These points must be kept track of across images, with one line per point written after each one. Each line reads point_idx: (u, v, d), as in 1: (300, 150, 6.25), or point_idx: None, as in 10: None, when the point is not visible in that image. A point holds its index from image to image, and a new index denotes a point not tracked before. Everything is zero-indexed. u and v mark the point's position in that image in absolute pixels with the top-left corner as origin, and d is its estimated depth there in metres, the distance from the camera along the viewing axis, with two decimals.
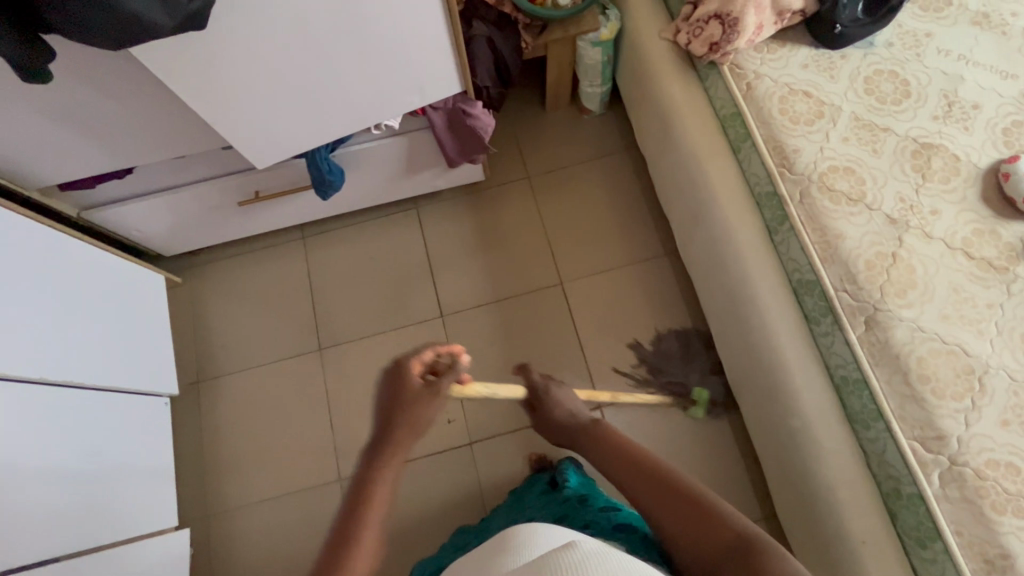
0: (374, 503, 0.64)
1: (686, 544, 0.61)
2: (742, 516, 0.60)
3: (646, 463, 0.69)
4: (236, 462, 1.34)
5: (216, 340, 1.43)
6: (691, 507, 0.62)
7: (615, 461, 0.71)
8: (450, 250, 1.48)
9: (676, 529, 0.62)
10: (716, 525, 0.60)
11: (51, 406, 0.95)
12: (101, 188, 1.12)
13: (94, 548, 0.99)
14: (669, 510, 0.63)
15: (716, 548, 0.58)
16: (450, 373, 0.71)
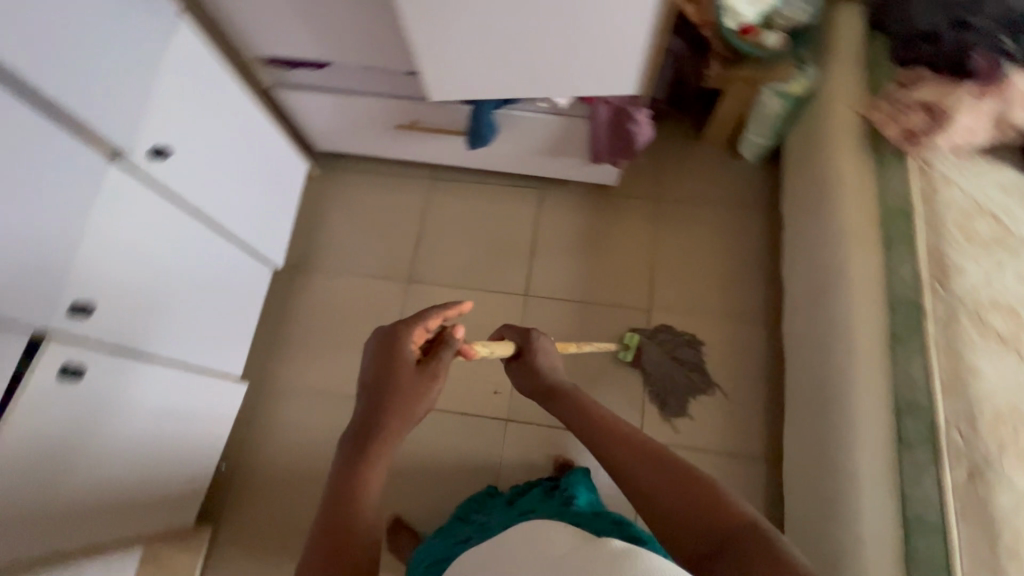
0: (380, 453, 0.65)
1: (679, 520, 0.63)
2: (743, 505, 0.62)
3: (639, 442, 0.70)
4: (303, 346, 1.46)
5: (326, 236, 1.56)
6: (688, 491, 0.64)
7: (609, 440, 0.72)
8: (558, 239, 1.51)
9: (673, 511, 0.63)
10: (715, 511, 0.61)
11: (191, 236, 1.08)
12: (297, 73, 1.24)
13: (183, 367, 1.14)
14: (666, 489, 0.65)
15: (714, 529, 0.60)
16: (455, 340, 0.76)
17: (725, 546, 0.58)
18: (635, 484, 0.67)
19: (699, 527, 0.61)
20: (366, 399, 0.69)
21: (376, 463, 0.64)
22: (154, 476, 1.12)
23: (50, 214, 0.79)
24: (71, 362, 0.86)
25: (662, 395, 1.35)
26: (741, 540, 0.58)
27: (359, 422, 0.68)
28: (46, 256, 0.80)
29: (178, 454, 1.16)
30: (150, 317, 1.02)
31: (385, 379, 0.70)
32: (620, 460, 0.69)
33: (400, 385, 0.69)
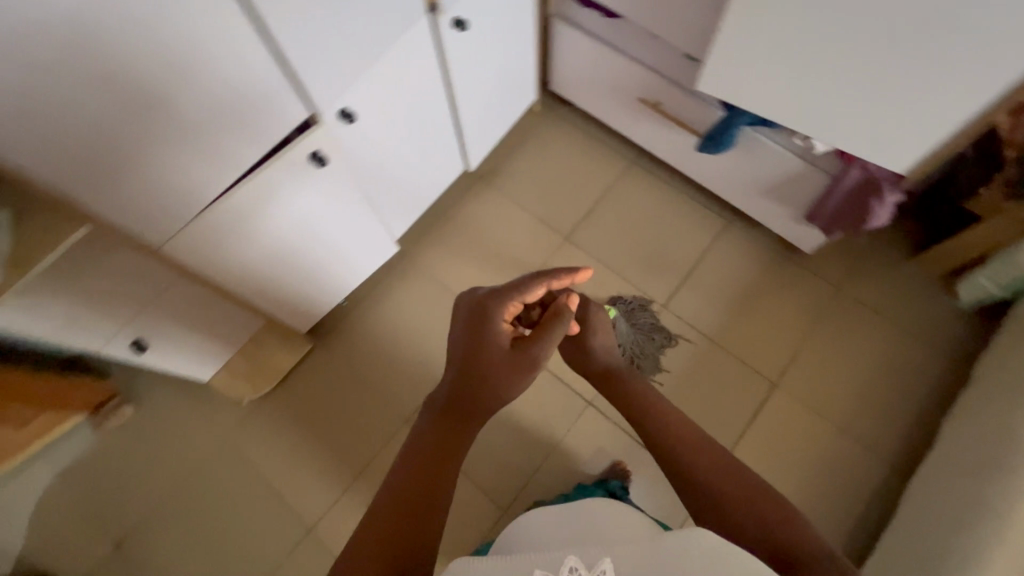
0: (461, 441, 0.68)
1: (741, 521, 0.63)
2: (807, 525, 0.62)
3: (697, 440, 0.72)
4: (451, 244, 1.56)
5: (516, 165, 1.64)
6: (750, 499, 0.64)
7: (671, 436, 0.73)
8: (718, 276, 1.48)
9: (738, 516, 0.63)
10: (779, 523, 0.62)
11: (436, 105, 1.19)
12: (583, 14, 1.30)
13: (375, 209, 1.27)
14: (729, 489, 0.66)
15: (776, 538, 0.60)
16: (558, 322, 0.75)
17: (787, 557, 0.59)
18: (697, 485, 0.68)
19: (761, 533, 0.61)
20: (453, 375, 0.73)
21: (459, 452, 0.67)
22: (311, 280, 1.26)
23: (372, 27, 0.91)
24: (320, 151, 0.97)
25: (634, 358, 1.41)
26: (802, 555, 0.58)
27: (445, 400, 0.71)
28: (353, 61, 0.92)
29: (334, 273, 1.30)
30: (380, 154, 1.14)
31: (475, 358, 0.72)
32: (680, 456, 0.71)
33: (491, 366, 0.71)
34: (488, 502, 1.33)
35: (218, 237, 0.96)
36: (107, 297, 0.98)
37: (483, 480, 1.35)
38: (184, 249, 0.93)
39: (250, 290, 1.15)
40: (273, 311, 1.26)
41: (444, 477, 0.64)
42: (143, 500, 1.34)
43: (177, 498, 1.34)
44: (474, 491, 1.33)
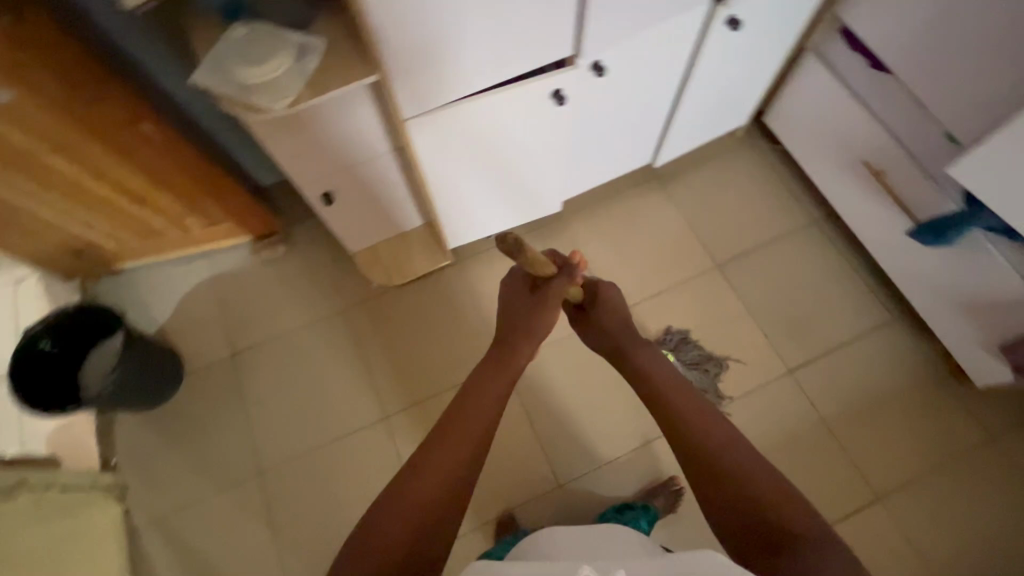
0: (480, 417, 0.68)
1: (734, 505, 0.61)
2: (808, 510, 0.59)
3: (699, 417, 0.69)
4: (604, 226, 1.57)
5: (695, 179, 1.62)
6: (749, 481, 0.62)
7: (673, 412, 0.70)
8: (860, 366, 1.39)
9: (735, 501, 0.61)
10: (778, 509, 0.59)
11: (666, 90, 1.20)
12: (844, 57, 1.24)
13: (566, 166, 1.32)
14: (727, 473, 0.63)
15: (773, 523, 0.58)
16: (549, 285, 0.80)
17: (784, 544, 0.57)
18: (698, 468, 0.65)
19: (759, 519, 0.59)
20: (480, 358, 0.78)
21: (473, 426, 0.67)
22: (485, 206, 1.32)
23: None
24: (563, 91, 1.02)
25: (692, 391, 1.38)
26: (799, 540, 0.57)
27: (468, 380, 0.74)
28: (631, 24, 0.96)
29: (503, 207, 1.36)
30: (601, 117, 1.18)
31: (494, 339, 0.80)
32: (680, 437, 0.68)
33: (507, 330, 0.79)
34: (548, 470, 1.37)
35: (447, 141, 1.04)
36: (320, 147, 1.10)
37: (552, 449, 1.38)
38: (420, 135, 1.00)
39: (438, 198, 1.23)
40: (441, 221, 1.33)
41: (449, 451, 0.65)
42: (266, 329, 1.49)
43: (292, 340, 1.47)
44: (540, 454, 1.38)
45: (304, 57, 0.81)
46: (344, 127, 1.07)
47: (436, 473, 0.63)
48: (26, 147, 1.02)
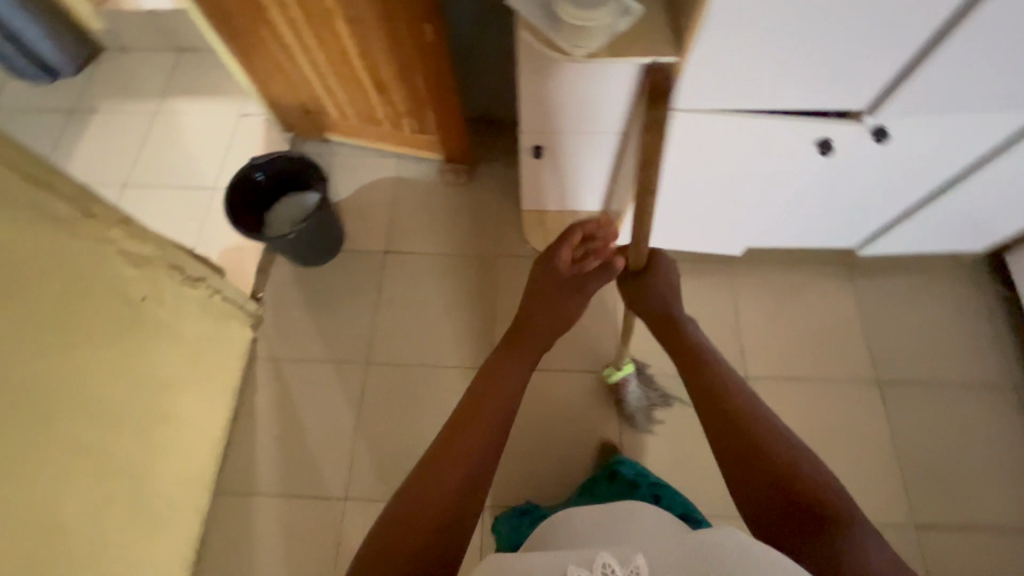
0: (496, 396, 0.65)
1: (764, 484, 0.61)
2: (823, 470, 0.60)
3: (737, 398, 0.68)
4: (771, 290, 1.47)
5: (888, 286, 1.47)
6: (776, 448, 0.62)
7: (702, 382, 0.71)
8: (1000, 559, 1.21)
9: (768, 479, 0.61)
10: (811, 480, 0.59)
11: (930, 182, 1.09)
12: None
13: (772, 217, 1.24)
14: (761, 452, 0.62)
15: (807, 495, 0.58)
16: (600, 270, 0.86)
17: (823, 522, 0.56)
18: (722, 437, 0.66)
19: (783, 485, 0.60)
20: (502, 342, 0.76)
21: (490, 405, 0.64)
22: (674, 221, 1.28)
23: (1014, 86, 0.83)
24: (832, 141, 0.95)
25: (636, 412, 1.33)
26: (824, 501, 0.58)
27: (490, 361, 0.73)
28: (948, 103, 0.87)
29: (690, 228, 1.31)
30: (845, 184, 1.09)
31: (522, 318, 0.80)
32: (717, 415, 0.67)
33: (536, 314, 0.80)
34: None
35: (687, 145, 1.01)
36: (559, 103, 1.10)
37: None
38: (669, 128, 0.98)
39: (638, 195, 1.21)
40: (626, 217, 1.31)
41: (468, 432, 0.61)
42: (420, 242, 1.57)
43: (438, 261, 1.54)
44: None
45: (617, 17, 0.79)
46: (596, 96, 1.07)
47: (465, 447, 0.60)
48: (332, 6, 1.13)
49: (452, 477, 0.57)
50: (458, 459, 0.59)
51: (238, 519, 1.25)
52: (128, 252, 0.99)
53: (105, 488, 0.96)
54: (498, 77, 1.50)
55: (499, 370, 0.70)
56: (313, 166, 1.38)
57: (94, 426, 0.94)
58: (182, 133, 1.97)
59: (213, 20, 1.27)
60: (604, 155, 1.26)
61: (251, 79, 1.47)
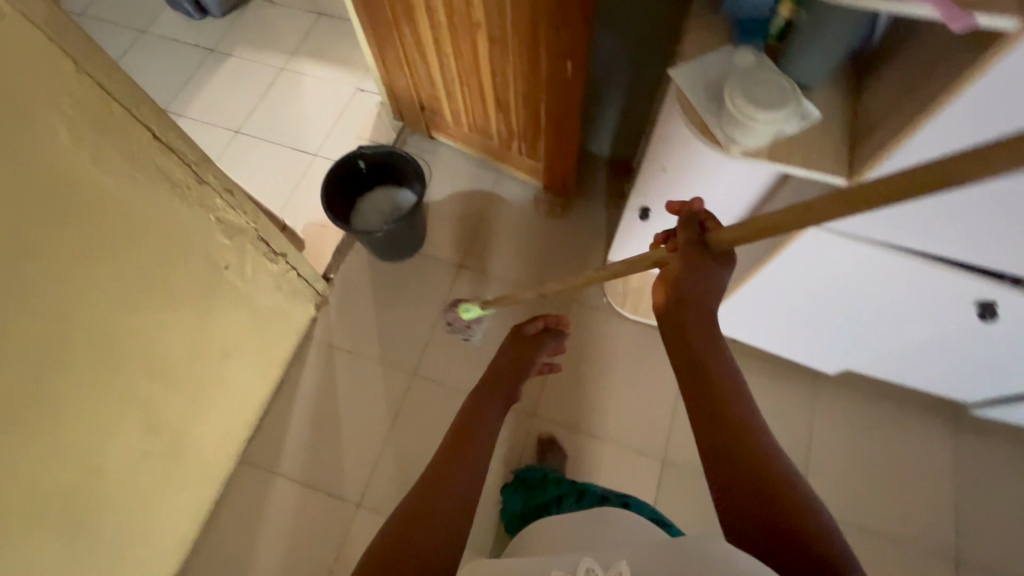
0: (476, 435, 0.70)
1: (750, 502, 0.54)
2: (811, 496, 0.54)
3: (735, 405, 0.59)
4: (856, 419, 1.32)
5: (996, 455, 1.28)
6: (786, 482, 0.54)
7: (715, 392, 0.59)
8: None
9: (754, 495, 0.54)
10: (801, 507, 0.53)
11: None
12: None
13: (887, 353, 1.12)
14: (755, 467, 0.55)
15: (794, 520, 0.52)
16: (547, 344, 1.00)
17: (810, 552, 0.50)
18: (726, 466, 0.56)
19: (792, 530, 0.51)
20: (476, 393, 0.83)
21: (474, 444, 0.68)
22: (771, 323, 1.17)
23: None
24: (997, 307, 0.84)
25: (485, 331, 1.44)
26: (835, 556, 0.50)
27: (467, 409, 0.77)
28: None
29: (785, 335, 1.19)
30: (991, 347, 0.97)
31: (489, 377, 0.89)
32: (713, 421, 0.58)
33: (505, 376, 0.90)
34: None
35: (824, 263, 0.92)
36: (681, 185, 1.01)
37: None
38: (809, 243, 0.89)
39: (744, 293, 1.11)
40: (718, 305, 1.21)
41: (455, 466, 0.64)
42: (496, 263, 1.53)
43: (509, 289, 1.49)
44: None
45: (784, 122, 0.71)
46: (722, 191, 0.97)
47: (456, 480, 0.62)
48: (479, 20, 1.09)
49: (439, 506, 0.59)
50: (459, 471, 0.64)
51: (255, 490, 1.26)
52: (226, 221, 1.00)
53: (145, 438, 0.99)
54: (621, 120, 1.43)
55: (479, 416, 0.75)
56: (408, 161, 1.37)
57: (152, 380, 0.96)
58: (300, 94, 2.03)
59: (359, 5, 1.26)
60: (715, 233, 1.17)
61: (379, 66, 1.47)
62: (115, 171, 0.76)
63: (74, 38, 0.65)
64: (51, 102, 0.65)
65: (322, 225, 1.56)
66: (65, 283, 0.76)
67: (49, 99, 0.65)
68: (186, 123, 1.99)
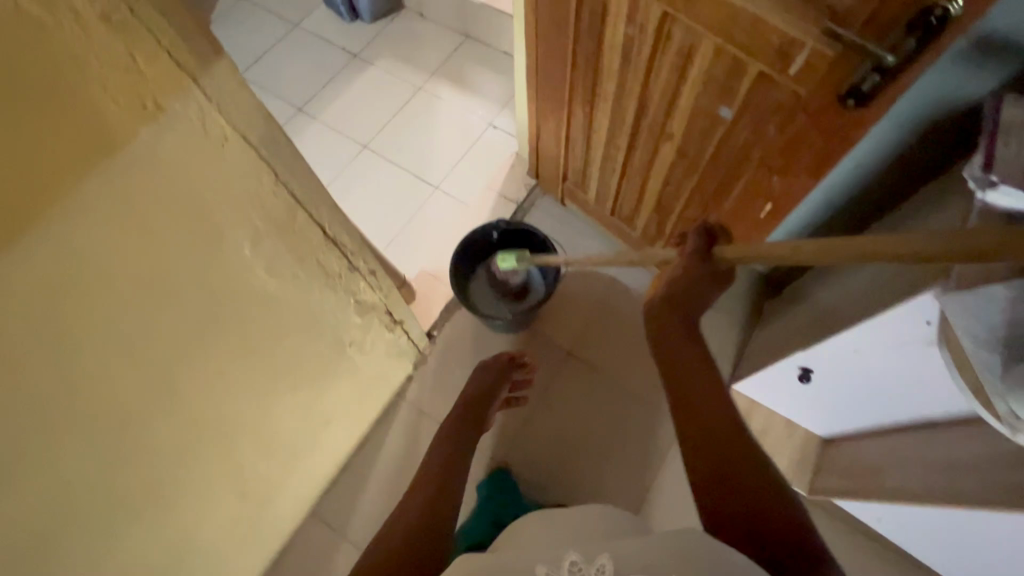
0: (441, 452, 0.86)
1: (720, 484, 0.56)
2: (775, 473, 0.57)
3: (712, 394, 0.62)
4: None
5: None
6: (759, 465, 0.57)
7: (689, 386, 0.63)
8: None
9: (727, 478, 0.56)
10: (769, 486, 0.55)
11: None
12: None
13: None
14: (727, 451, 0.58)
15: (764, 501, 0.54)
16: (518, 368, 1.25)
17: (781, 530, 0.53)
18: (700, 459, 0.58)
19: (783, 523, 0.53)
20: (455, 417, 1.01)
21: (434, 457, 0.83)
22: (930, 531, 1.00)
23: None
24: None
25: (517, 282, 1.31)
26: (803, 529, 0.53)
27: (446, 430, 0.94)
28: None
29: (943, 546, 1.01)
30: None
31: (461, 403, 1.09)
32: (688, 412, 0.61)
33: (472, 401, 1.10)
34: None
35: None
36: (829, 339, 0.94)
37: None
38: None
39: (918, 511, 0.94)
40: (866, 492, 1.05)
41: (421, 479, 0.75)
42: (605, 357, 1.43)
43: (614, 389, 1.40)
44: None
45: None
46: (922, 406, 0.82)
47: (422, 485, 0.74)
48: (674, 132, 0.96)
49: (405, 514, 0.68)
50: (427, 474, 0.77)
51: (320, 544, 1.23)
52: (362, 301, 0.94)
53: (238, 506, 0.95)
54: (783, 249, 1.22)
55: (447, 434, 0.92)
56: (547, 244, 1.27)
57: (259, 455, 0.92)
58: (433, 118, 1.98)
59: (535, 74, 1.17)
60: (887, 412, 1.02)
61: (532, 127, 1.38)
62: (280, 275, 0.70)
63: (280, 154, 0.59)
64: (242, 219, 0.59)
65: (435, 275, 1.51)
66: (209, 381, 0.71)
67: (242, 215, 0.59)
68: (318, 127, 1.99)
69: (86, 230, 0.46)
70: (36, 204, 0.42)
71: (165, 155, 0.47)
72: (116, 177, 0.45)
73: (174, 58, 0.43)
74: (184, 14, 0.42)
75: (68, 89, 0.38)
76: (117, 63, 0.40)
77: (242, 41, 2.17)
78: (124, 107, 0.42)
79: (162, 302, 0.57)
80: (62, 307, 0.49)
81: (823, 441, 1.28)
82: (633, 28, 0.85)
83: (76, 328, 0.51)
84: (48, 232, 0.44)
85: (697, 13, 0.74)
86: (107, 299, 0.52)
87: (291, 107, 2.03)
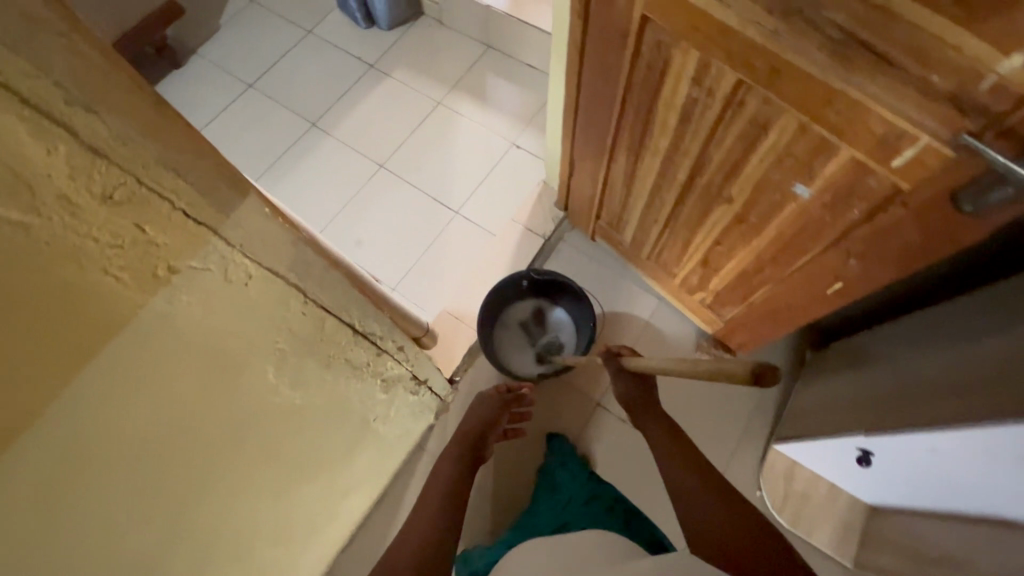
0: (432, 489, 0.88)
1: (723, 537, 0.67)
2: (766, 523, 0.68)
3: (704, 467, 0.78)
4: None
5: None
6: (751, 514, 0.70)
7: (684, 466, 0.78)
8: None
9: (727, 533, 0.67)
10: (760, 529, 0.67)
11: None
12: None
13: None
14: (722, 510, 0.70)
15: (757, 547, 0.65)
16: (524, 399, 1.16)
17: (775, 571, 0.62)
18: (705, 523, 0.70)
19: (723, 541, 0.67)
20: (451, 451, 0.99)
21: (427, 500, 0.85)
22: None
23: None
24: None
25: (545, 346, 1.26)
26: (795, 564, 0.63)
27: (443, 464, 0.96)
28: None
29: None
30: None
31: (460, 444, 1.00)
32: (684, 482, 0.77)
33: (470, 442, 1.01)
34: None
35: None
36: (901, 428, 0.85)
37: None
38: None
39: None
40: None
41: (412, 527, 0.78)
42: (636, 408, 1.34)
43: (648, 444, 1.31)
44: None
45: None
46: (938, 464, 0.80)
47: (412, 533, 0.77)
48: (732, 197, 0.88)
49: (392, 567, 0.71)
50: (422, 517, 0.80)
51: None
52: (388, 378, 0.87)
53: None
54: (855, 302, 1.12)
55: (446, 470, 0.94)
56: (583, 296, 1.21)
57: (280, 544, 0.86)
58: (453, 136, 1.88)
59: (574, 117, 1.08)
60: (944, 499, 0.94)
61: (565, 165, 1.29)
62: (305, 386, 0.63)
63: (308, 273, 0.52)
64: (266, 348, 0.52)
65: (456, 315, 1.44)
66: (231, 504, 0.64)
67: (266, 345, 0.52)
68: (333, 144, 1.90)
69: (103, 412, 0.41)
70: (47, 404, 0.37)
71: (177, 320, 0.43)
72: (133, 350, 0.41)
73: (191, 216, 0.40)
74: (195, 163, 0.38)
75: (71, 275, 0.36)
76: (121, 239, 0.37)
77: (252, 49, 2.07)
78: (132, 281, 0.39)
79: (183, 454, 0.51)
80: (74, 490, 0.43)
81: (869, 508, 1.21)
82: (698, 91, 0.75)
83: (91, 505, 0.45)
84: (59, 425, 0.39)
85: (781, 88, 0.64)
86: (124, 467, 0.46)
87: (305, 121, 1.94)
